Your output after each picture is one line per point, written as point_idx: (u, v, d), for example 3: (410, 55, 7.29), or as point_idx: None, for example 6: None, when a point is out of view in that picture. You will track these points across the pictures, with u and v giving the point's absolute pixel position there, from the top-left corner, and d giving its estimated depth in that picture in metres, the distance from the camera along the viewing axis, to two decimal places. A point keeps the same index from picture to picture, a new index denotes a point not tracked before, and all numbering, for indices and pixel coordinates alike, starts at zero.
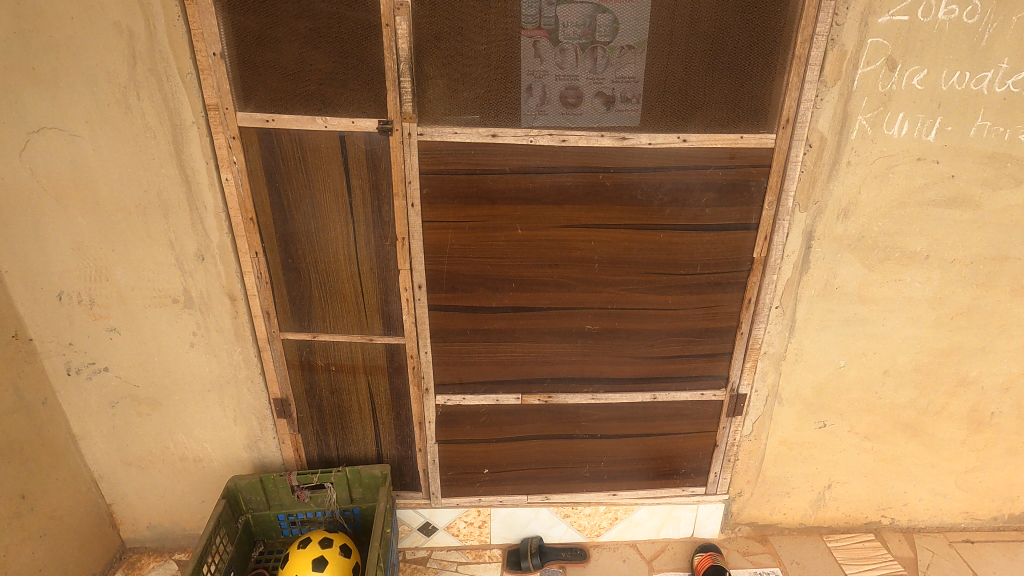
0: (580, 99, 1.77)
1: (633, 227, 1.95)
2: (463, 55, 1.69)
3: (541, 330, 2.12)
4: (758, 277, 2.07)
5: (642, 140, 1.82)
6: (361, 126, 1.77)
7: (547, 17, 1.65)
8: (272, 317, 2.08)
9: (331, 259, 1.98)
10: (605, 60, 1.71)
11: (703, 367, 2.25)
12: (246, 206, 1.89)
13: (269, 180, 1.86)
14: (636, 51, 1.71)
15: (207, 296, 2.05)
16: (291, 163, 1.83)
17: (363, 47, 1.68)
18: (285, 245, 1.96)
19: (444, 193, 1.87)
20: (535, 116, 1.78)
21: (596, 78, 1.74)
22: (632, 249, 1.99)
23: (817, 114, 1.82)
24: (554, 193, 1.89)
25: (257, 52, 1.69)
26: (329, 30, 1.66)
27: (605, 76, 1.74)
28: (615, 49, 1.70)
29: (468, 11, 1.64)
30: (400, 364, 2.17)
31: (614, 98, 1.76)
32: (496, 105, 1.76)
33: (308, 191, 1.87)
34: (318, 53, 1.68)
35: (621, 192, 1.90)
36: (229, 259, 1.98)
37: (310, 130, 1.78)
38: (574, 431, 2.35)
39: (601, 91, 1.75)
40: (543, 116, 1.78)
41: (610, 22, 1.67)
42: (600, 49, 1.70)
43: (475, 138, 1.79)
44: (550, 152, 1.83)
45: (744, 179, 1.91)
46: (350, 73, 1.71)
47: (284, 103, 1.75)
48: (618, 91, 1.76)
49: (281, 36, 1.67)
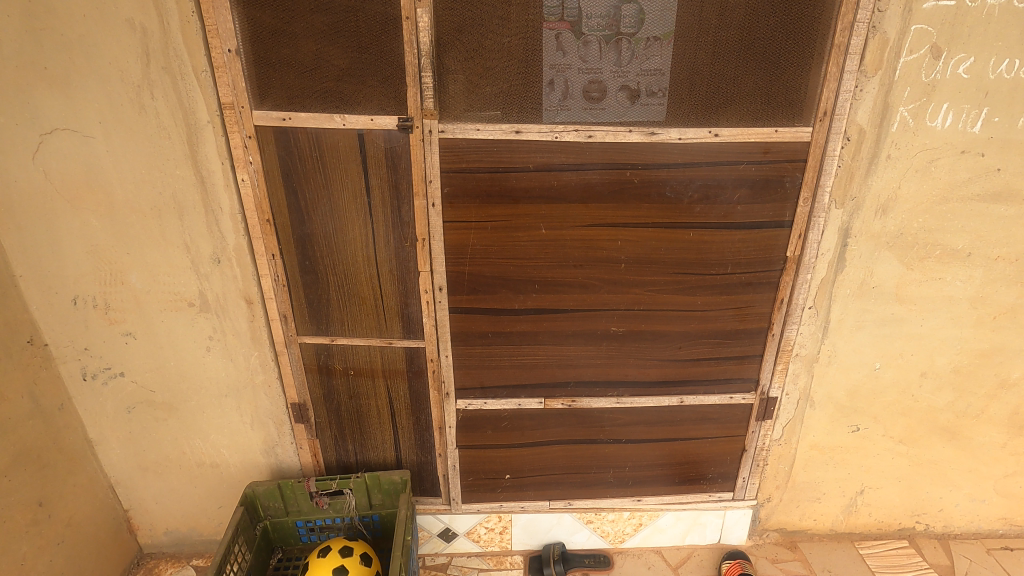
0: (604, 94, 1.70)
1: (662, 226, 1.87)
2: (485, 49, 1.63)
3: (565, 332, 2.05)
4: (791, 276, 1.99)
5: (672, 136, 1.75)
6: (380, 122, 1.71)
7: (570, 8, 1.59)
8: (289, 321, 2.04)
9: (350, 261, 1.92)
10: (631, 53, 1.65)
11: (732, 370, 2.17)
12: (262, 207, 1.84)
13: (287, 181, 1.81)
14: (662, 42, 1.63)
15: (223, 299, 2.00)
16: (309, 162, 1.78)
17: (382, 42, 1.62)
18: (302, 247, 1.91)
19: (465, 192, 1.80)
20: (558, 112, 1.71)
21: (620, 71, 1.67)
22: (660, 249, 1.91)
23: (856, 106, 1.73)
24: (581, 191, 1.81)
25: (273, 48, 1.63)
26: (346, 24, 1.60)
27: (630, 69, 1.67)
28: (641, 40, 1.63)
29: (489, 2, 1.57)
30: (419, 368, 2.12)
31: (639, 91, 1.69)
32: (519, 102, 1.69)
33: (326, 191, 1.82)
34: (336, 49, 1.63)
35: (649, 189, 1.82)
36: (245, 262, 1.93)
37: (328, 128, 1.73)
38: (598, 436, 2.28)
39: (626, 84, 1.68)
40: (566, 111, 1.71)
41: (636, 12, 1.60)
42: (625, 40, 1.63)
43: (499, 136, 1.73)
44: (576, 149, 1.76)
45: (778, 175, 1.82)
46: (369, 69, 1.65)
47: (301, 101, 1.70)
48: (643, 84, 1.69)
49: (297, 31, 1.61)
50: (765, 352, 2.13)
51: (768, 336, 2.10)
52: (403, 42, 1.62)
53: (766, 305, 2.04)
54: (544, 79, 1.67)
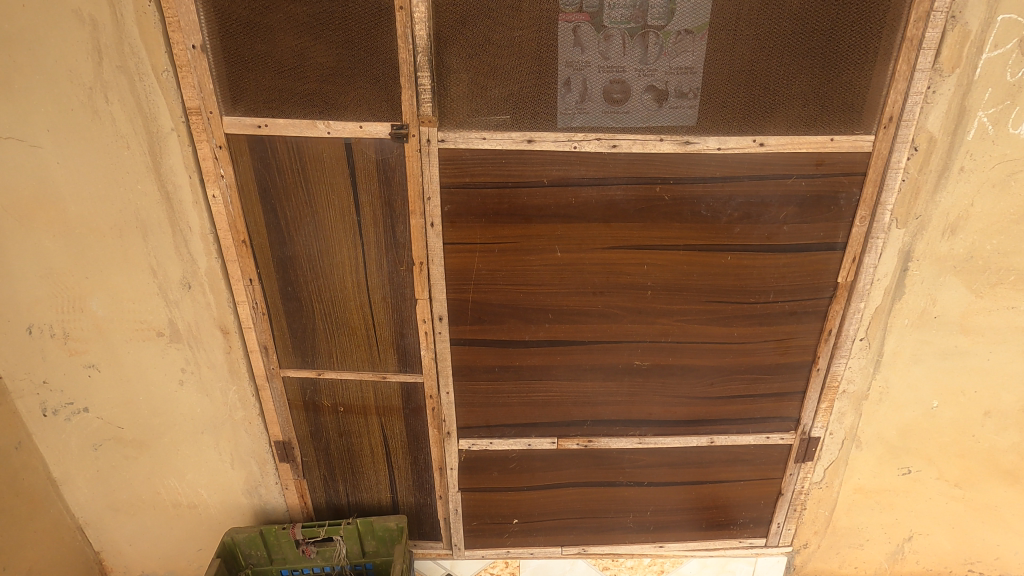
0: (627, 95, 1.45)
1: (696, 248, 1.62)
2: (490, 44, 1.39)
3: (581, 367, 1.81)
4: (842, 305, 1.74)
5: (709, 145, 1.50)
6: (370, 130, 1.47)
7: None
8: (271, 352, 1.81)
9: (337, 287, 1.69)
10: (661, 50, 1.40)
11: (769, 408, 1.92)
12: (237, 227, 1.61)
13: (264, 196, 1.57)
14: (695, 37, 1.39)
15: (196, 328, 1.77)
16: (289, 176, 1.54)
17: (371, 36, 1.38)
18: (284, 271, 1.67)
19: (470, 210, 1.56)
20: (574, 115, 1.46)
21: (646, 69, 1.42)
22: (692, 275, 1.66)
23: (926, 110, 1.48)
24: (603, 209, 1.57)
25: (246, 44, 1.40)
26: (329, 16, 1.36)
27: (657, 67, 1.42)
28: (671, 34, 1.39)
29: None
30: (417, 404, 1.89)
31: (666, 92, 1.45)
32: (531, 106, 1.45)
33: (309, 208, 1.58)
34: (318, 45, 1.39)
35: (681, 206, 1.57)
36: (219, 287, 1.70)
37: (310, 136, 1.49)
38: (617, 478, 2.04)
39: (653, 84, 1.44)
40: (583, 114, 1.46)
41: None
42: (652, 34, 1.39)
43: (509, 145, 1.49)
44: (596, 161, 1.51)
45: (832, 191, 1.57)
46: (357, 68, 1.41)
47: (278, 105, 1.46)
48: (671, 84, 1.44)
49: (273, 23, 1.38)
50: (808, 388, 1.89)
51: (812, 371, 1.86)
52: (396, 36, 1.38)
53: (811, 336, 1.80)
54: (560, 80, 1.42)
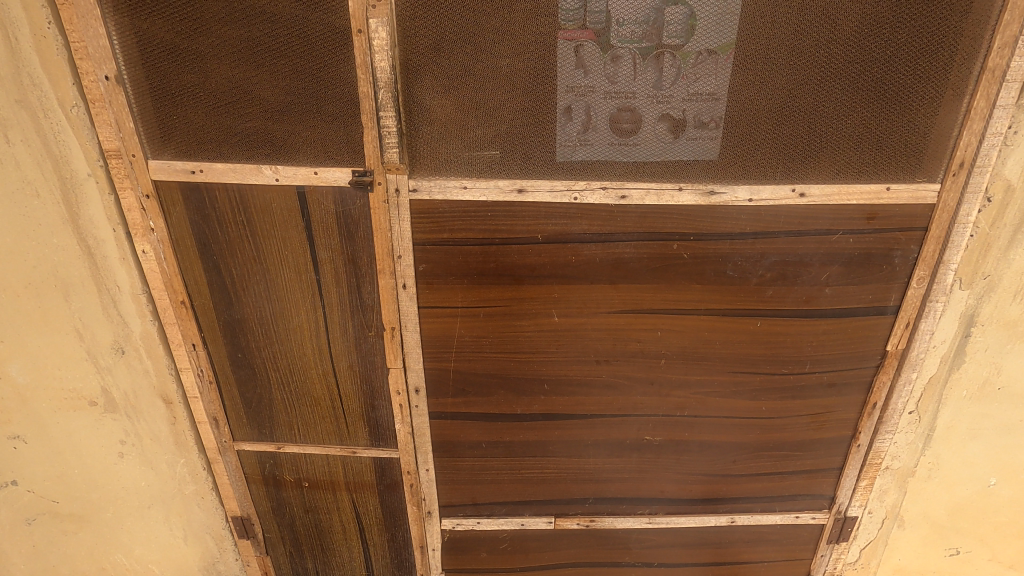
0: (637, 125, 1.19)
1: (719, 313, 1.36)
2: (468, 70, 1.12)
3: (582, 442, 1.56)
4: (890, 376, 1.48)
5: (738, 196, 1.23)
6: (327, 177, 1.22)
7: (595, 11, 1.09)
8: (221, 423, 1.56)
9: (296, 354, 1.44)
10: (678, 80, 1.15)
11: (800, 485, 1.66)
12: (174, 286, 1.36)
13: (204, 252, 1.32)
14: (718, 57, 1.13)
15: (134, 397, 1.52)
16: (232, 229, 1.29)
17: (323, 65, 1.13)
18: (232, 336, 1.42)
19: (449, 270, 1.30)
20: (576, 148, 1.19)
21: (659, 95, 1.16)
22: (714, 342, 1.40)
23: (1005, 154, 1.21)
24: (608, 269, 1.31)
25: (173, 74, 1.15)
26: (271, 39, 1.11)
27: (672, 94, 1.16)
28: (689, 54, 1.13)
29: (477, 9, 1.08)
30: (393, 481, 1.63)
31: (684, 122, 1.18)
32: (521, 150, 1.19)
33: (259, 266, 1.33)
34: (261, 75, 1.14)
35: (703, 266, 1.31)
36: (157, 353, 1.45)
37: (255, 184, 1.24)
38: (623, 559, 1.78)
39: (667, 112, 1.18)
40: (586, 146, 1.20)
41: (683, 17, 1.10)
42: (667, 55, 1.13)
43: (494, 196, 1.23)
44: (601, 214, 1.25)
45: (885, 248, 1.30)
46: (307, 103, 1.17)
47: (214, 146, 1.21)
48: (690, 113, 1.17)
49: (204, 49, 1.13)
50: (845, 464, 1.63)
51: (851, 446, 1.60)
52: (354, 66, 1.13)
53: (852, 409, 1.53)
54: (556, 118, 1.17)
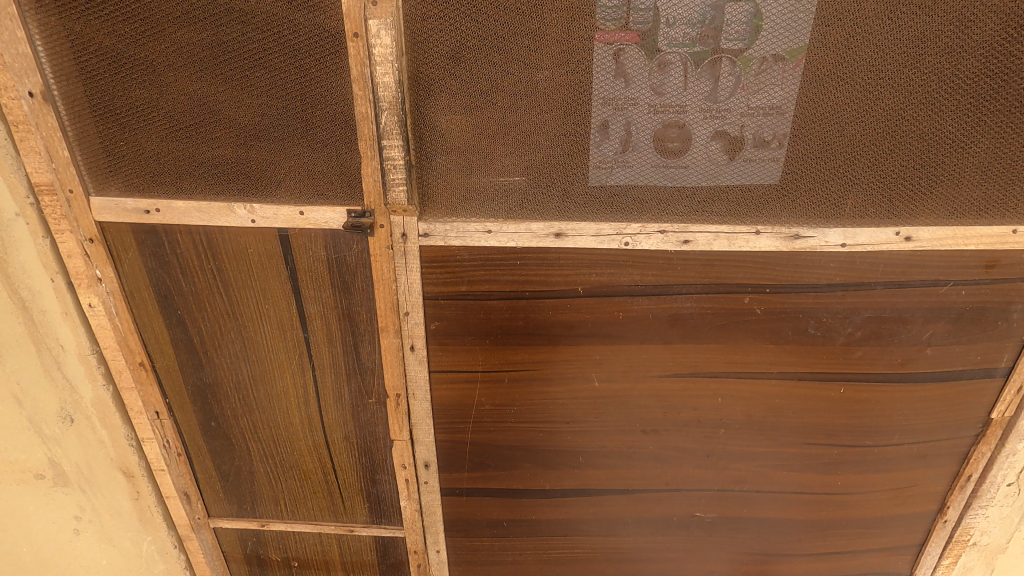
0: (685, 145, 0.93)
1: (795, 377, 1.12)
2: (479, 80, 0.88)
3: (622, 520, 1.31)
4: (989, 445, 1.23)
5: (828, 240, 0.99)
6: (315, 218, 0.97)
7: (641, 7, 0.85)
8: (194, 499, 1.31)
9: (281, 422, 1.19)
10: (759, 98, 0.90)
11: (873, 565, 1.41)
12: (130, 346, 1.11)
13: (165, 306, 1.07)
14: (788, 64, 0.88)
15: (89, 470, 1.27)
16: (199, 279, 1.04)
17: (309, 79, 0.88)
18: (203, 401, 1.18)
19: (468, 328, 1.07)
20: (610, 171, 0.94)
21: (713, 110, 0.91)
22: (786, 410, 1.16)
23: None
24: (663, 327, 1.07)
25: (117, 90, 0.90)
26: (240, 46, 0.87)
27: (729, 108, 0.91)
28: (751, 61, 0.88)
29: (505, 7, 0.84)
30: (397, 562, 1.39)
31: (740, 141, 0.93)
32: (560, 185, 0.95)
33: (233, 322, 1.08)
34: (229, 91, 0.90)
35: (779, 323, 1.07)
36: (114, 421, 1.21)
37: (227, 226, 0.99)
38: None
39: (722, 130, 0.93)
40: (624, 168, 0.94)
41: (748, 15, 0.85)
42: (726, 61, 0.88)
43: (526, 242, 0.99)
44: (657, 263, 1.01)
45: (1003, 301, 1.06)
46: (290, 126, 0.92)
47: (174, 179, 0.96)
48: (748, 129, 0.93)
49: (156, 58, 0.88)
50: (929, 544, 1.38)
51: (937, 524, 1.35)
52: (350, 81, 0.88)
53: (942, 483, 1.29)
54: (605, 147, 0.93)
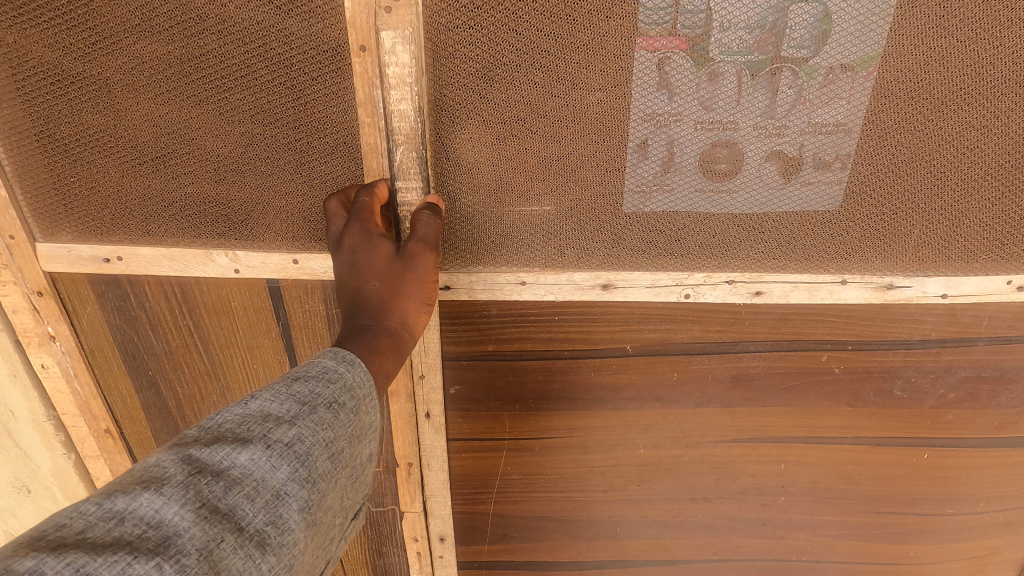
0: (737, 166, 0.76)
1: (873, 441, 0.97)
2: (490, 90, 0.71)
3: None
4: None
5: (927, 291, 0.83)
6: (312, 267, 0.80)
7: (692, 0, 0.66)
8: None
9: None
10: (858, 125, 0.73)
11: None
12: (93, 411, 0.94)
13: (133, 365, 0.90)
14: (857, 74, 0.70)
15: None
16: (173, 335, 0.87)
17: (302, 102, 0.71)
18: None
19: (496, 390, 0.93)
20: (648, 196, 0.78)
21: (772, 125, 0.73)
22: (858, 477, 1.00)
23: None
24: (723, 388, 0.92)
25: (64, 115, 0.73)
26: (215, 61, 0.69)
27: (788, 124, 0.73)
28: (816, 71, 0.70)
29: (546, 14, 0.67)
30: None
31: (797, 162, 0.76)
32: (609, 231, 0.80)
33: (215, 382, 0.92)
34: (204, 116, 0.73)
35: (859, 383, 0.92)
36: (77, 493, 1.04)
37: (207, 275, 0.82)
38: None
39: (779, 150, 0.75)
40: (664, 192, 0.78)
41: (815, 18, 0.67)
42: (786, 69, 0.70)
43: (569, 294, 0.84)
44: (724, 317, 0.87)
45: None
46: (280, 159, 0.75)
47: (138, 220, 0.79)
48: (807, 148, 0.75)
49: (113, 77, 0.71)
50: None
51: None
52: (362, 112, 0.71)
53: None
54: (666, 185, 0.77)
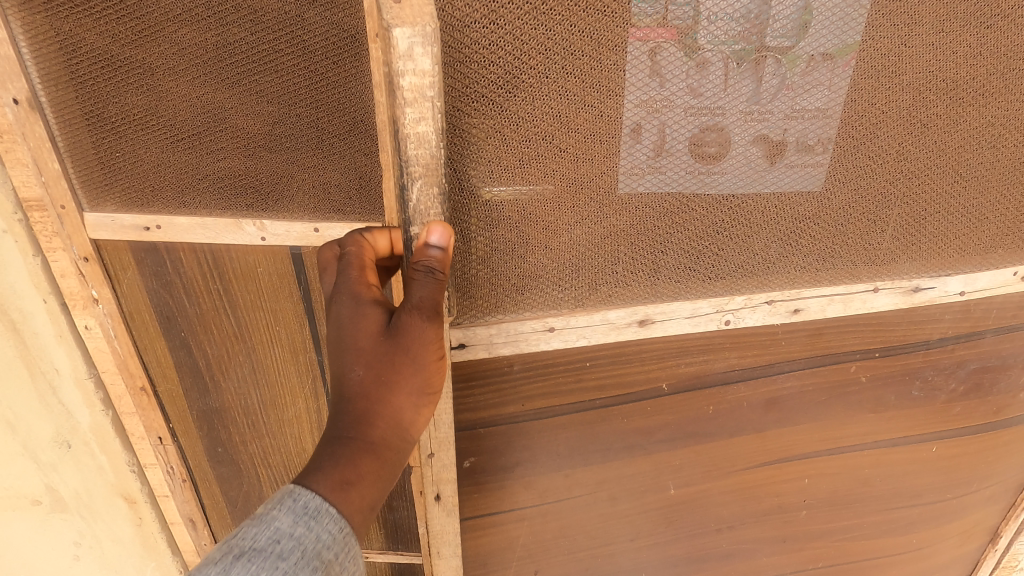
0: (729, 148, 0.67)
1: (890, 442, 1.03)
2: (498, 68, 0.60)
3: None
4: None
5: (948, 291, 0.80)
6: (331, 235, 0.89)
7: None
8: (199, 526, 1.24)
9: (292, 447, 1.12)
10: (846, 109, 0.66)
11: None
12: (130, 371, 1.02)
13: (168, 327, 0.99)
14: (834, 65, 0.63)
15: (88, 496, 1.20)
16: (205, 300, 0.96)
17: (325, 85, 0.80)
18: (210, 428, 1.10)
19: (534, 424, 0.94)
20: (639, 180, 0.68)
21: (761, 111, 0.65)
22: (875, 481, 1.07)
23: None
24: (757, 414, 0.97)
25: (112, 97, 0.81)
26: (248, 47, 0.78)
27: (774, 109, 0.65)
28: (797, 59, 0.62)
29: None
30: None
31: (782, 149, 0.68)
32: (654, 257, 0.73)
33: (242, 345, 1.00)
34: (237, 98, 0.81)
35: (877, 391, 0.98)
36: (114, 447, 1.13)
37: (237, 244, 0.91)
38: None
39: (766, 134, 0.66)
40: (656, 176, 0.68)
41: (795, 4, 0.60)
42: (771, 59, 0.62)
43: (604, 335, 0.78)
44: (758, 340, 0.90)
45: None
46: (305, 137, 0.83)
47: (176, 192, 0.87)
48: (792, 132, 0.67)
49: (157, 62, 0.79)
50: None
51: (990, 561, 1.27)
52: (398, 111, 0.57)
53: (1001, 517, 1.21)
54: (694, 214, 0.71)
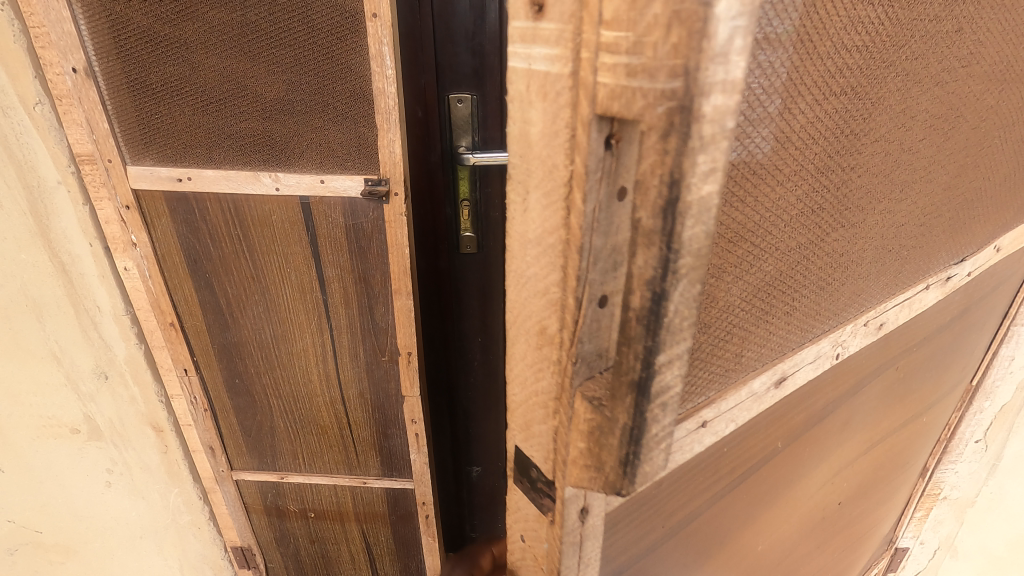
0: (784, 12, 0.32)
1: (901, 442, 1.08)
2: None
3: None
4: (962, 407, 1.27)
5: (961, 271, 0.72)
6: (335, 185, 1.06)
7: None
8: (218, 453, 1.41)
9: (299, 379, 1.29)
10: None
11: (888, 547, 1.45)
12: (163, 307, 1.20)
13: (194, 268, 1.16)
14: None
15: (120, 425, 1.36)
16: (226, 244, 1.13)
17: (329, 57, 0.96)
18: (229, 361, 1.27)
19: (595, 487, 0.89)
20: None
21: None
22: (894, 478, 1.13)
23: None
24: (834, 436, 0.73)
25: (153, 66, 0.98)
26: (266, 25, 0.95)
27: None
28: None
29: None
30: (407, 511, 1.50)
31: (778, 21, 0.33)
32: (786, 302, 0.50)
33: (257, 284, 1.17)
34: (255, 67, 0.97)
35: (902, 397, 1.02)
36: (145, 379, 1.30)
37: (255, 194, 1.07)
38: None
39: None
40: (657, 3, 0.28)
41: None
42: None
43: (747, 413, 0.52)
44: (860, 367, 0.67)
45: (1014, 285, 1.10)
46: (312, 101, 1.00)
47: (205, 148, 1.04)
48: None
49: (190, 37, 0.96)
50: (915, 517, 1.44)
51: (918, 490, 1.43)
52: (643, 140, 0.30)
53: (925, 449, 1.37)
54: (873, 232, 0.55)
